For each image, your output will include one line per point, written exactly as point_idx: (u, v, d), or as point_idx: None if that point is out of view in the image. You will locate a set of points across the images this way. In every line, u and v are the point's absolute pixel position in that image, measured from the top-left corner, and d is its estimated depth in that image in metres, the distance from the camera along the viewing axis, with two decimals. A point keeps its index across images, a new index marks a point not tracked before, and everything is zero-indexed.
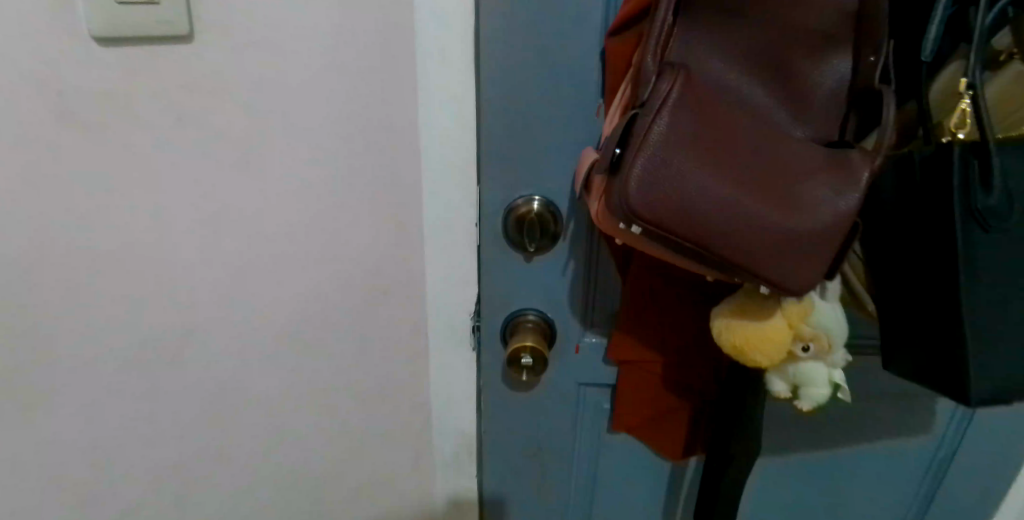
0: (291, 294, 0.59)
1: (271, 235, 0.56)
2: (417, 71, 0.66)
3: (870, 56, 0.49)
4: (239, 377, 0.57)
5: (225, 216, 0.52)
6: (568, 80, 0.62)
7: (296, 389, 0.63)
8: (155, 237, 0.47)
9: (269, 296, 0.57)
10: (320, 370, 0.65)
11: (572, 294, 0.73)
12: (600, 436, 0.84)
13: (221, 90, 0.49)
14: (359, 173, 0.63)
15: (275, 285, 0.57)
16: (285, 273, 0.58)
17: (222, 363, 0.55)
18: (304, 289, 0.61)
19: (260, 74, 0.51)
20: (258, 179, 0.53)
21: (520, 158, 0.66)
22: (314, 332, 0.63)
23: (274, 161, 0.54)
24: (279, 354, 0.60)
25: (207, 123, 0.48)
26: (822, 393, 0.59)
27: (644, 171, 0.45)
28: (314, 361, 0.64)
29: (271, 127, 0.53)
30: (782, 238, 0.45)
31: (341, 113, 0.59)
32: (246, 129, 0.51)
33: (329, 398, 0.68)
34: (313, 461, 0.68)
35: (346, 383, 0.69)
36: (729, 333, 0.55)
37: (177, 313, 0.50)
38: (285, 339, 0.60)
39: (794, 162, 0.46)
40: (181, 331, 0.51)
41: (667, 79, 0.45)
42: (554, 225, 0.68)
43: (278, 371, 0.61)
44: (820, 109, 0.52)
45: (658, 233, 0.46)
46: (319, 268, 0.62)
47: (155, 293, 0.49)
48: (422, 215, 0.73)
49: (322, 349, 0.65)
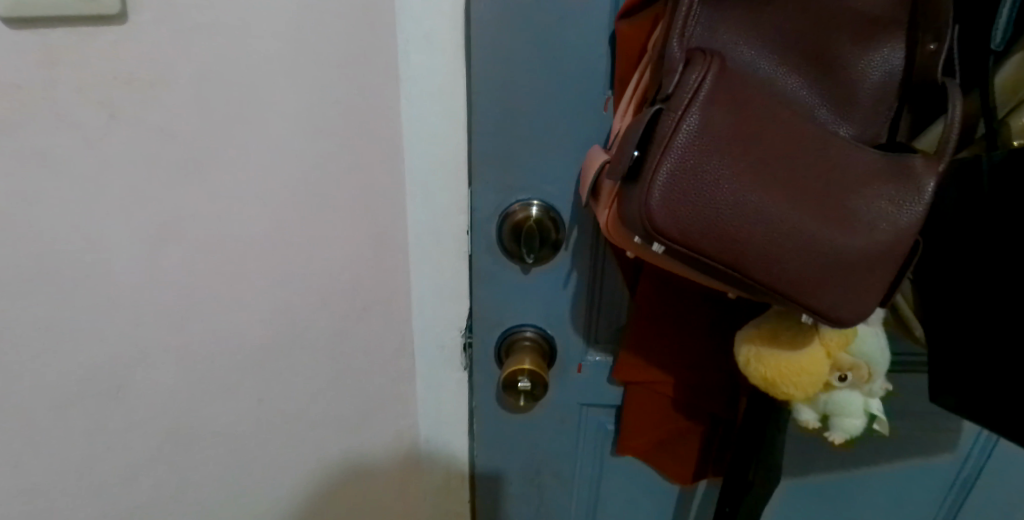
0: (257, 315, 0.52)
1: (234, 248, 0.48)
2: (399, 58, 0.58)
3: (930, 44, 0.42)
4: (197, 410, 0.49)
5: (175, 228, 0.44)
6: (573, 69, 0.54)
7: (263, 419, 0.55)
8: (88, 254, 0.39)
9: (232, 317, 0.50)
10: (294, 398, 0.58)
11: (574, 308, 0.66)
12: (602, 458, 0.77)
13: (163, 79, 0.40)
14: (333, 176, 0.55)
15: (238, 306, 0.50)
16: (248, 290, 0.50)
17: (178, 397, 0.47)
18: (271, 310, 0.53)
19: (211, 59, 0.43)
20: (214, 184, 0.45)
21: (518, 159, 0.58)
22: (286, 356, 0.56)
23: (230, 162, 0.46)
24: (245, 383, 0.52)
25: (148, 119, 0.40)
26: (857, 425, 0.53)
27: (670, 180, 0.37)
28: (286, 388, 0.57)
29: (226, 123, 0.45)
30: (832, 260, 0.38)
31: (310, 105, 0.51)
32: (196, 125, 0.43)
33: (302, 425, 0.60)
34: (286, 496, 0.61)
35: (322, 408, 0.62)
36: (759, 363, 0.48)
37: (120, 341, 0.42)
38: (252, 366, 0.53)
39: (847, 169, 0.39)
40: (126, 363, 0.43)
41: (697, 67, 0.38)
42: (555, 233, 0.61)
43: (243, 401, 0.53)
44: (869, 106, 0.45)
45: (684, 253, 0.39)
46: (289, 286, 0.54)
47: (90, 321, 0.40)
48: (405, 221, 0.65)
49: (295, 374, 0.57)
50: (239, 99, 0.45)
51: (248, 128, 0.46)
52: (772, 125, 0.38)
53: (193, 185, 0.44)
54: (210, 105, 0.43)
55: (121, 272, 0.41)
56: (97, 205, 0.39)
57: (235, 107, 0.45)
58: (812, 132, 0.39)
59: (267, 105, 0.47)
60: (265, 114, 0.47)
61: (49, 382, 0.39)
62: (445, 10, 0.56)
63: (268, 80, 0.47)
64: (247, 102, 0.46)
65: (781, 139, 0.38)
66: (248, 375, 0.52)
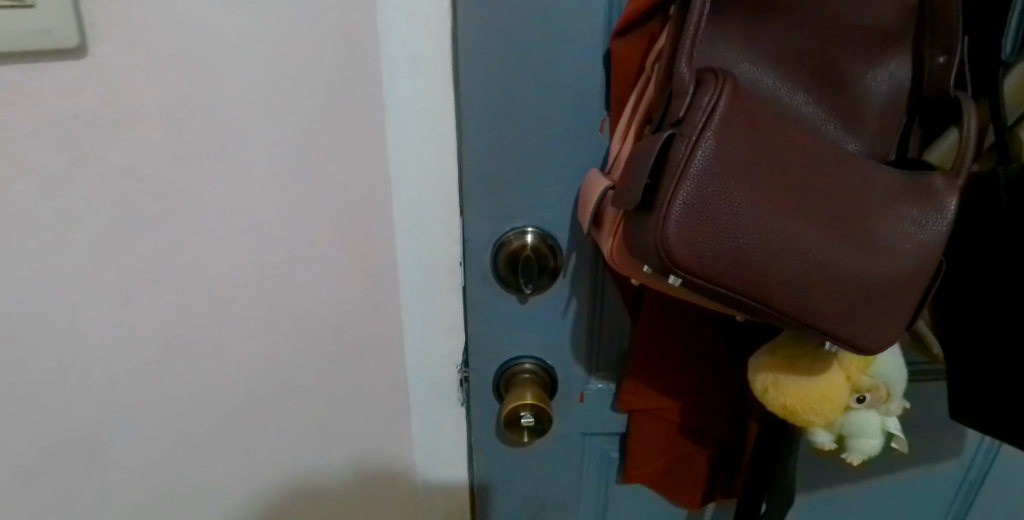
0: (241, 365, 0.48)
1: (215, 294, 0.44)
2: (383, 85, 0.56)
3: (939, 56, 0.41)
4: (180, 472, 0.45)
5: (149, 278, 0.40)
6: (567, 91, 0.52)
7: (251, 475, 0.51)
8: (55, 311, 0.35)
9: (215, 368, 0.46)
10: (284, 449, 0.54)
11: (574, 336, 0.63)
12: (607, 487, 0.74)
13: (130, 117, 0.37)
14: (319, 210, 0.52)
15: (220, 356, 0.46)
16: (231, 339, 0.47)
17: (158, 460, 0.43)
18: (255, 357, 0.49)
19: (183, 92, 0.39)
20: (191, 226, 0.42)
21: (512, 185, 0.56)
22: (274, 404, 0.52)
23: (208, 203, 0.42)
24: (231, 437, 0.49)
25: (114, 159, 0.37)
26: (874, 444, 0.51)
27: (686, 210, 0.35)
28: (275, 438, 0.53)
29: (201, 159, 0.41)
30: (856, 287, 0.37)
31: (293, 138, 0.48)
32: (169, 163, 0.40)
33: (295, 476, 0.56)
34: None
35: (315, 456, 0.58)
36: (778, 392, 0.46)
37: (94, 403, 0.38)
38: (238, 419, 0.49)
39: (867, 190, 0.37)
40: (100, 426, 0.39)
41: (708, 90, 0.36)
42: (553, 260, 0.58)
43: (230, 457, 0.49)
44: (877, 120, 0.43)
45: (703, 286, 0.37)
46: (275, 330, 0.50)
47: (59, 384, 0.36)
48: (395, 254, 0.62)
49: (283, 424, 0.53)
50: (215, 133, 0.42)
51: (226, 164, 0.43)
52: (789, 147, 0.36)
53: (167, 229, 0.40)
54: (183, 140, 0.40)
55: (90, 329, 0.37)
56: (60, 257, 0.35)
57: (212, 143, 0.42)
58: (829, 153, 0.37)
59: (247, 139, 0.44)
60: (245, 150, 0.44)
61: (12, 453, 0.35)
62: (430, 34, 0.54)
63: (248, 113, 0.44)
64: (226, 136, 0.43)
65: (800, 161, 0.36)
66: (234, 429, 0.49)
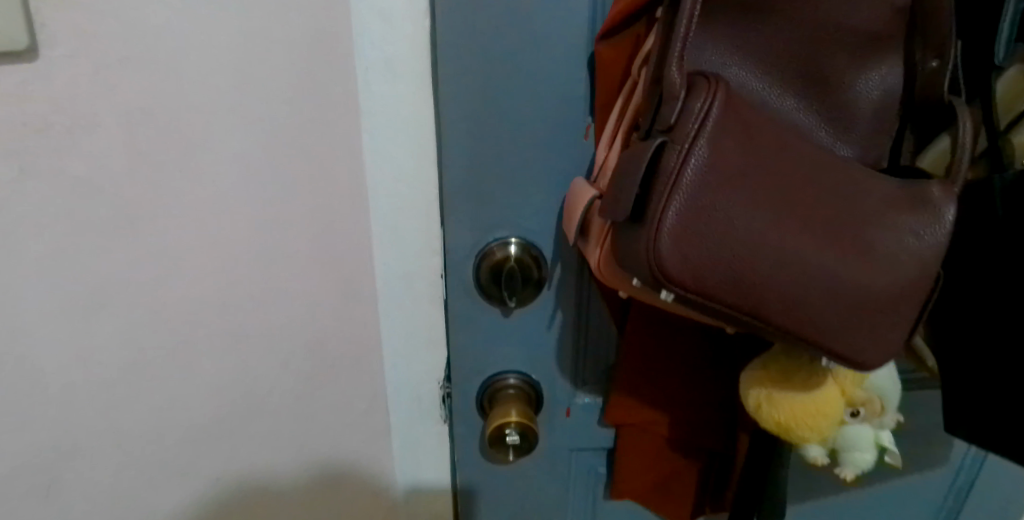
0: (208, 387, 0.45)
1: (179, 311, 0.42)
2: (359, 92, 0.53)
3: (932, 60, 0.40)
4: (144, 501, 0.42)
5: (106, 294, 0.37)
6: (551, 97, 0.51)
7: (221, 503, 0.48)
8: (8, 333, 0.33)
9: (181, 391, 0.43)
10: (256, 475, 0.51)
11: (560, 349, 0.61)
12: (594, 502, 0.72)
13: (84, 123, 0.34)
14: (294, 223, 0.49)
15: (185, 378, 0.43)
16: (198, 361, 0.44)
17: (122, 487, 0.40)
18: (224, 378, 0.46)
19: (144, 98, 0.37)
20: (152, 238, 0.39)
21: (494, 194, 0.54)
22: (246, 428, 0.49)
23: (173, 214, 0.40)
24: (198, 463, 0.46)
25: (68, 169, 0.34)
26: (867, 458, 0.49)
27: (679, 221, 0.34)
28: (248, 464, 0.50)
29: (163, 168, 0.39)
30: (855, 301, 0.35)
31: (264, 146, 0.45)
32: (129, 173, 0.37)
33: (270, 501, 0.53)
34: None
35: (290, 480, 0.55)
36: (771, 407, 0.44)
37: (55, 427, 0.36)
38: (206, 444, 0.46)
39: (865, 198, 0.36)
40: (61, 452, 0.36)
41: (701, 95, 0.34)
42: (537, 271, 0.56)
43: (199, 485, 0.46)
44: (869, 126, 0.43)
45: (697, 300, 0.35)
46: (247, 350, 0.48)
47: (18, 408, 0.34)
48: (373, 267, 0.60)
49: (255, 448, 0.50)
50: (179, 141, 0.39)
51: (191, 173, 0.40)
52: (785, 156, 0.35)
53: (127, 242, 0.38)
54: (144, 149, 0.37)
55: (47, 347, 0.35)
56: (10, 278, 0.32)
57: (175, 151, 0.39)
58: (824, 160, 0.36)
59: (214, 148, 0.41)
60: (211, 159, 0.41)
61: None
62: (408, 39, 0.52)
63: (215, 120, 0.41)
64: (190, 143, 0.40)
65: (796, 170, 0.35)
66: (202, 455, 0.46)
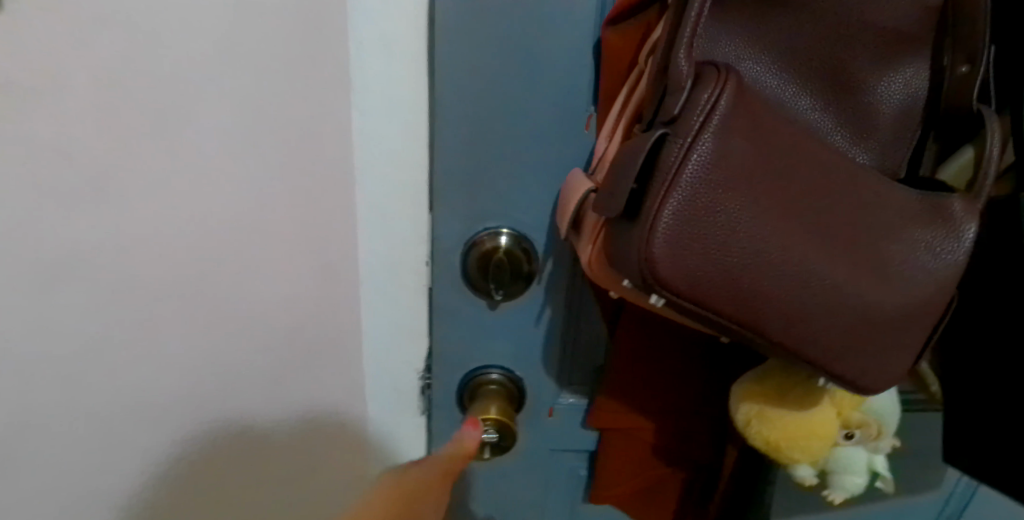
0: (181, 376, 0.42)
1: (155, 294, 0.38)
2: (351, 67, 0.51)
3: (963, 66, 0.37)
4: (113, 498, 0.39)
5: (80, 273, 0.33)
6: (552, 83, 0.48)
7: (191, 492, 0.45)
8: None
9: (155, 380, 0.40)
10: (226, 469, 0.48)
11: (546, 347, 0.59)
12: (574, 504, 0.70)
13: (58, 81, 0.30)
14: (276, 201, 0.47)
15: (157, 368, 0.39)
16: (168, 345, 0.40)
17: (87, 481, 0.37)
18: (198, 366, 0.43)
19: (129, 63, 0.33)
20: (131, 215, 0.35)
21: (488, 182, 0.51)
22: (221, 422, 0.46)
23: (153, 189, 0.36)
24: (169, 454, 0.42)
25: (50, 136, 0.30)
26: (858, 482, 0.47)
27: (676, 221, 0.31)
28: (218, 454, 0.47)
29: (144, 139, 0.35)
30: (859, 320, 0.33)
31: (245, 118, 0.42)
32: (108, 142, 0.33)
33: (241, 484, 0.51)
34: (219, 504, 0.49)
35: (260, 467, 0.53)
36: (762, 424, 0.41)
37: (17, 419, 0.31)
38: (178, 438, 0.42)
39: (878, 209, 0.33)
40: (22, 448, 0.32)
41: (709, 85, 0.31)
42: (527, 264, 0.54)
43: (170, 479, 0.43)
44: (889, 132, 0.40)
45: (690, 308, 0.32)
46: (222, 335, 0.45)
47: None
48: (357, 251, 0.58)
49: (226, 443, 0.47)
50: (163, 110, 0.36)
51: (173, 144, 0.37)
52: (795, 157, 0.32)
53: (104, 220, 0.34)
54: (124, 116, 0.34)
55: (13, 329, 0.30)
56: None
57: (157, 120, 0.36)
58: (837, 165, 0.33)
59: (197, 117, 0.38)
60: (193, 129, 0.38)
61: None
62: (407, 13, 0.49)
63: (198, 87, 0.38)
64: (175, 113, 0.37)
65: (806, 174, 0.32)
66: (176, 451, 0.43)
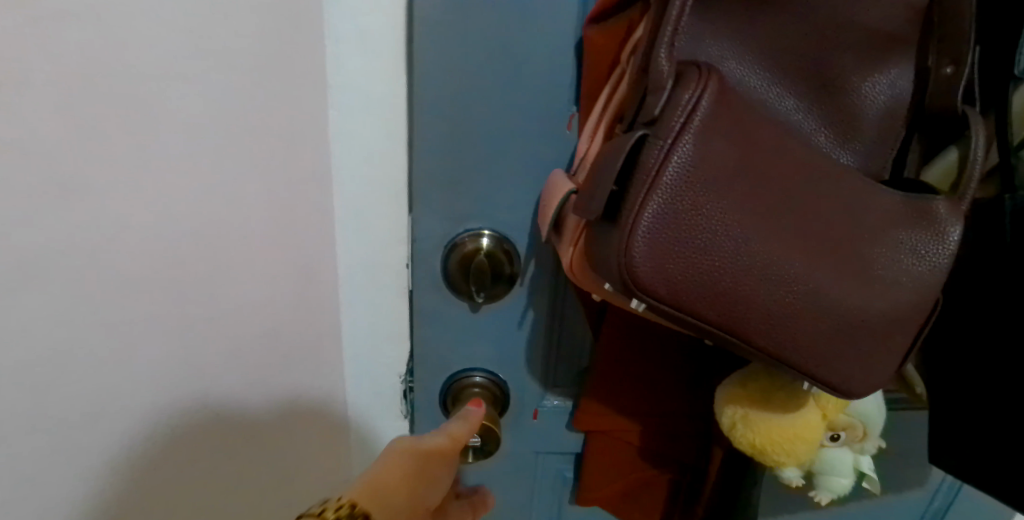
0: (155, 389, 0.40)
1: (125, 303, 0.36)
2: (327, 65, 0.49)
3: (947, 66, 0.37)
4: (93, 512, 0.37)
5: (44, 285, 0.31)
6: (534, 82, 0.47)
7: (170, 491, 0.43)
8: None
9: (128, 391, 0.38)
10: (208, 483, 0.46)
11: (530, 349, 0.58)
12: (560, 506, 0.69)
13: (17, 81, 0.28)
14: (251, 202, 0.45)
15: (128, 381, 0.38)
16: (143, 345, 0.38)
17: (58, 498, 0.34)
18: (173, 376, 0.41)
19: (93, 61, 0.32)
20: (96, 224, 0.34)
21: (469, 183, 0.50)
22: (199, 429, 0.44)
23: (121, 194, 0.35)
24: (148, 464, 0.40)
25: (17, 141, 0.28)
26: (844, 484, 0.47)
27: (657, 225, 0.30)
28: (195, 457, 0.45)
29: (108, 141, 0.33)
30: (843, 325, 0.32)
31: (217, 119, 0.40)
32: (71, 146, 0.31)
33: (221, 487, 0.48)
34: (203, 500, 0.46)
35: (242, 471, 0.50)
36: (746, 428, 0.41)
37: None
38: (154, 441, 0.40)
39: (861, 212, 0.32)
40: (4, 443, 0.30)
41: (691, 85, 0.30)
42: (510, 266, 0.53)
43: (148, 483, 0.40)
44: (874, 134, 0.40)
45: (672, 313, 0.32)
46: (198, 344, 0.43)
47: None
48: (336, 253, 0.56)
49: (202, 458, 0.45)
50: (130, 111, 0.34)
51: (140, 147, 0.35)
52: (778, 160, 0.31)
53: (67, 228, 0.32)
54: (88, 118, 0.32)
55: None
56: None
57: (123, 123, 0.34)
58: (820, 168, 0.32)
59: (166, 119, 0.36)
60: (162, 132, 0.36)
61: None
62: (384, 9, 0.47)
63: (169, 86, 0.36)
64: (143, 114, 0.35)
65: (789, 177, 0.31)
66: (154, 454, 0.41)
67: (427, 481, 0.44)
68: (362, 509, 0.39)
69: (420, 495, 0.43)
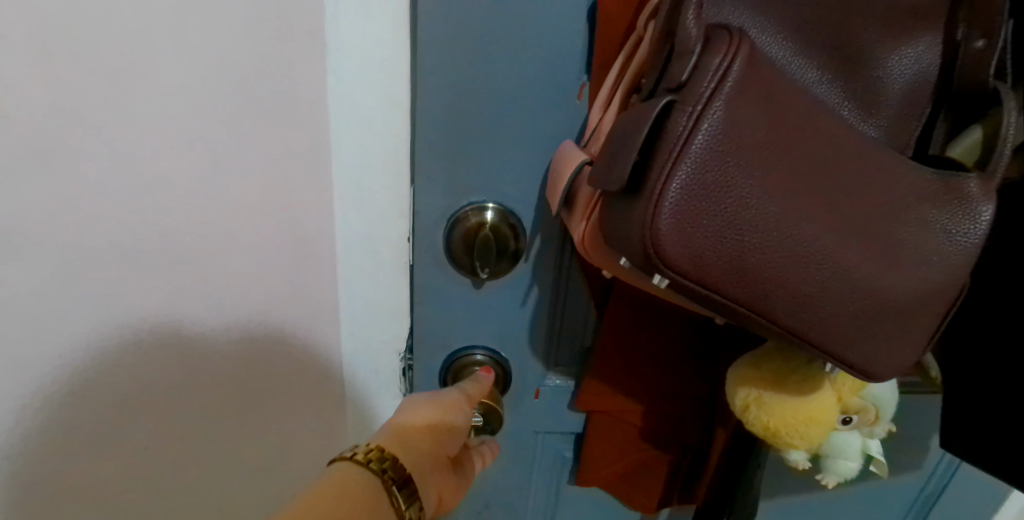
0: (131, 347, 0.38)
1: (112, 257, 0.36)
2: (324, 27, 0.47)
3: (978, 40, 0.36)
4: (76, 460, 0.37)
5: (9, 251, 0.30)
6: (543, 49, 0.45)
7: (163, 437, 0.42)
8: None
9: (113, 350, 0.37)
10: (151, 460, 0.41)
11: (533, 327, 0.57)
12: (558, 486, 0.69)
13: None
14: (244, 169, 0.43)
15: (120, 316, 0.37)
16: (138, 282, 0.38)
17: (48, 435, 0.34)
18: (151, 333, 0.40)
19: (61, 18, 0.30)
20: (71, 190, 0.32)
21: (474, 154, 0.48)
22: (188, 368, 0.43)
23: (97, 157, 0.33)
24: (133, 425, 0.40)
25: None
26: (851, 467, 0.47)
27: (684, 196, 0.29)
28: (189, 400, 0.44)
29: (84, 102, 0.32)
30: (870, 304, 0.31)
31: (206, 82, 0.38)
32: (32, 106, 0.30)
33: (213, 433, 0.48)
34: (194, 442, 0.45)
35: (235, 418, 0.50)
36: (760, 410, 0.40)
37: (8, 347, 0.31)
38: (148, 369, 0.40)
39: (894, 186, 0.31)
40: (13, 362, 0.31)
41: (721, 48, 0.29)
42: (514, 241, 0.51)
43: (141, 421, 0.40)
44: (897, 109, 0.38)
45: (696, 290, 0.30)
46: (181, 306, 0.41)
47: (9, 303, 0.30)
48: (333, 227, 0.54)
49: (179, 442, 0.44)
50: (107, 70, 0.32)
51: (119, 107, 0.33)
52: (810, 130, 0.30)
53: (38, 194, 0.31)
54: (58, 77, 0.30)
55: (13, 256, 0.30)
56: None
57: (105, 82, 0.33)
58: (853, 140, 0.30)
59: (147, 80, 0.35)
60: (144, 94, 0.35)
61: None
62: None
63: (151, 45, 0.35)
64: (123, 74, 0.33)
65: (822, 148, 0.30)
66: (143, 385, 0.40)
67: (449, 429, 0.48)
68: (391, 451, 0.44)
69: (442, 441, 0.47)
